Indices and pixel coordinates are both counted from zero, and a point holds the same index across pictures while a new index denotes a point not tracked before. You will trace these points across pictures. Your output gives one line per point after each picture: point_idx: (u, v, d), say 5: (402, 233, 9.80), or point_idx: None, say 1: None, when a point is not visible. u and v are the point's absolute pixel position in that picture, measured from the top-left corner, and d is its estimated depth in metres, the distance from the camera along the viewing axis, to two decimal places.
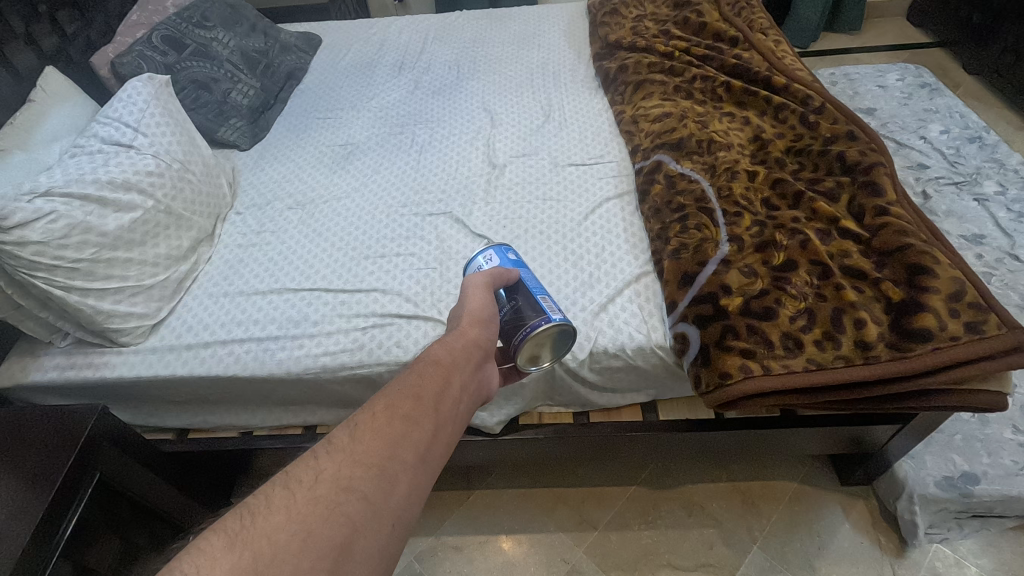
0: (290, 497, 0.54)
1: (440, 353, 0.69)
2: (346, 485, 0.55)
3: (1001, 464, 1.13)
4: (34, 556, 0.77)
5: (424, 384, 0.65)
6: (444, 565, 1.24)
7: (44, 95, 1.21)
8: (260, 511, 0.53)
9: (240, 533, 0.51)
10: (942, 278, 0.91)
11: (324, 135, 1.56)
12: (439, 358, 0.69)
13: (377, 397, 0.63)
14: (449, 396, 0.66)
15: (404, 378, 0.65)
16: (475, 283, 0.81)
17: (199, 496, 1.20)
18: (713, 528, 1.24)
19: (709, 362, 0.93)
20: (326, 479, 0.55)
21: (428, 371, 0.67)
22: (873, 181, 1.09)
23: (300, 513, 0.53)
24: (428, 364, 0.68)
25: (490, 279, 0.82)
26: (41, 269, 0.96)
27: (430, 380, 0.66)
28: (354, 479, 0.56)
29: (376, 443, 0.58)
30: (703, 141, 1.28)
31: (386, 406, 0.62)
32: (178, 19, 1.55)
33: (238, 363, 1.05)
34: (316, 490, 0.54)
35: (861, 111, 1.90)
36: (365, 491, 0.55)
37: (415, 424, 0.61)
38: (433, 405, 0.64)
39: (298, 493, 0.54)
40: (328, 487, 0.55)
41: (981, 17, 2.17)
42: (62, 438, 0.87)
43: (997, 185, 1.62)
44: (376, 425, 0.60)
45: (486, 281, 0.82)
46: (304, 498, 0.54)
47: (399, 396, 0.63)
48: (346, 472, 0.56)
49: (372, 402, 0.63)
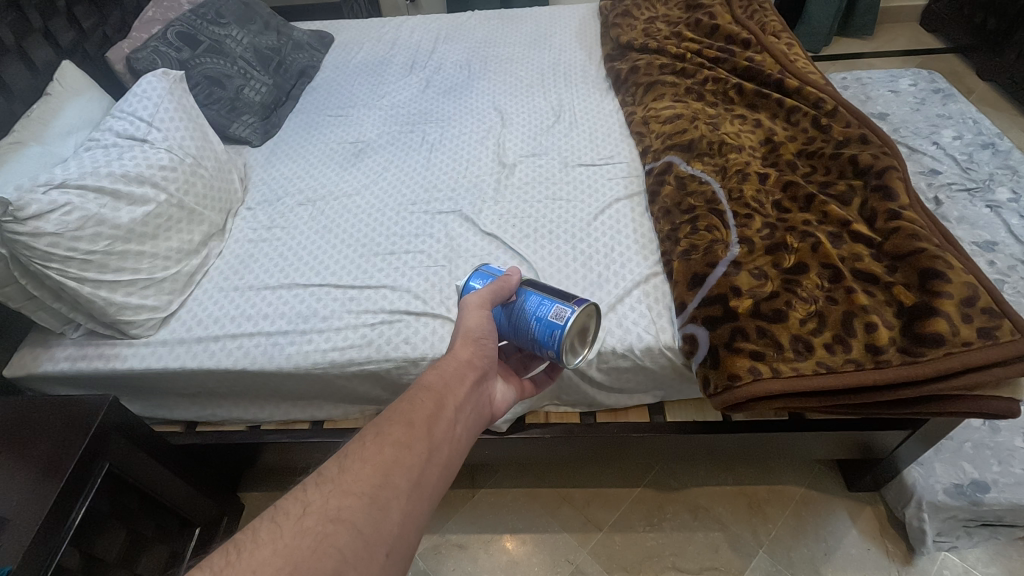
0: (277, 530, 0.54)
1: (433, 376, 0.71)
2: (336, 516, 0.55)
3: (1012, 473, 1.12)
4: (43, 547, 0.77)
5: (416, 409, 0.66)
6: (448, 563, 1.24)
7: (60, 88, 1.23)
8: (255, 549, 0.53)
9: (230, 571, 0.50)
10: (955, 283, 0.90)
11: (336, 133, 1.57)
12: (430, 383, 0.70)
13: (366, 426, 0.64)
14: (442, 419, 0.67)
15: (396, 405, 0.67)
16: (470, 303, 0.79)
17: (207, 488, 1.21)
18: (718, 532, 1.23)
19: (718, 363, 0.92)
20: (314, 510, 0.56)
21: (421, 396, 0.68)
22: (885, 184, 1.09)
23: (287, 546, 0.53)
24: (421, 389, 0.69)
25: (491, 299, 0.79)
26: (56, 260, 0.97)
27: (423, 404, 0.67)
28: (343, 509, 0.56)
29: (366, 471, 0.59)
30: (714, 142, 1.28)
31: (375, 434, 0.63)
32: (193, 15, 1.57)
33: (247, 357, 1.05)
34: (303, 523, 0.55)
35: (873, 115, 1.89)
36: (354, 520, 0.56)
37: (406, 449, 0.62)
38: (426, 428, 0.65)
39: (285, 526, 0.54)
40: (316, 519, 0.55)
41: (996, 23, 2.15)
42: (73, 428, 0.88)
43: (1010, 192, 1.60)
44: (367, 452, 0.61)
45: (483, 295, 0.79)
46: (291, 529, 0.54)
47: (390, 423, 0.64)
48: (336, 503, 0.56)
49: (362, 432, 0.64)
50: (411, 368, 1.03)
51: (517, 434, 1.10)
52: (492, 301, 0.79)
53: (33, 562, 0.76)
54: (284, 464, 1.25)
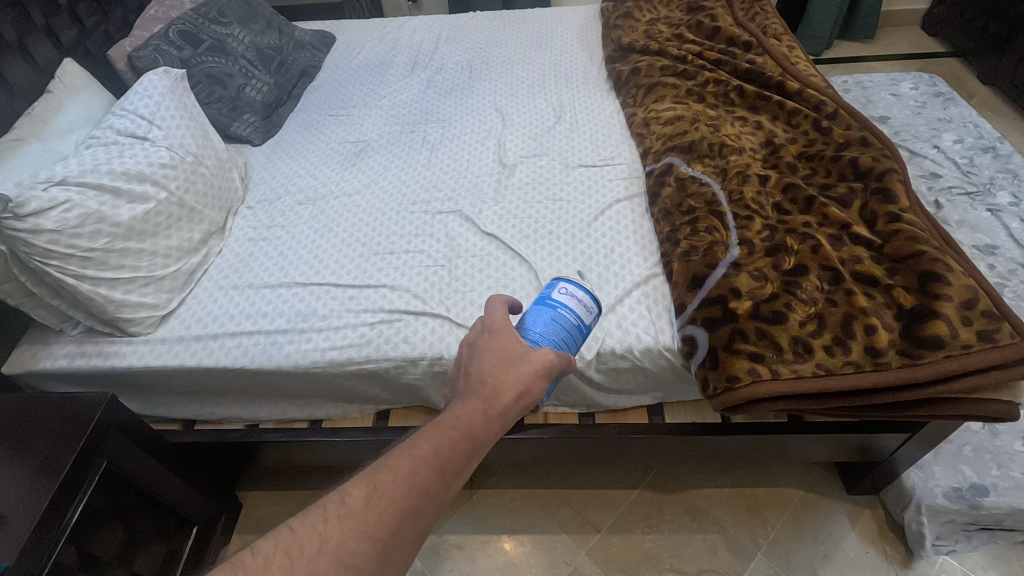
0: (289, 565, 0.55)
1: (478, 423, 0.68)
2: (347, 560, 0.56)
3: (1011, 477, 1.12)
4: (37, 548, 0.77)
5: (451, 457, 0.65)
6: (446, 564, 1.24)
7: (62, 86, 1.23)
8: None
9: None
10: (955, 285, 0.90)
11: (337, 133, 1.57)
12: (473, 429, 0.67)
13: (401, 455, 0.64)
14: (467, 471, 0.66)
15: (434, 442, 0.65)
16: (540, 364, 0.75)
17: (205, 486, 1.21)
18: (717, 534, 1.23)
19: (717, 365, 0.92)
20: (330, 549, 0.57)
21: (460, 442, 0.66)
22: (886, 187, 1.09)
23: None
24: (461, 431, 0.67)
25: (552, 368, 0.77)
26: (55, 256, 0.97)
27: (458, 453, 0.65)
28: (356, 554, 0.57)
29: (387, 515, 0.60)
30: (714, 144, 1.28)
31: (408, 473, 0.62)
32: (195, 15, 1.57)
33: (247, 355, 1.05)
34: (316, 562, 0.55)
35: (874, 119, 1.89)
36: (363, 566, 0.57)
37: (428, 500, 0.62)
38: (451, 478, 0.65)
39: (298, 563, 0.55)
40: (329, 561, 0.56)
41: (998, 27, 2.16)
42: (71, 426, 0.88)
43: (1011, 196, 1.60)
44: (394, 493, 0.61)
45: (551, 362, 0.76)
46: (303, 568, 0.55)
47: (424, 464, 0.63)
48: (351, 545, 0.57)
49: (395, 462, 0.63)
50: (410, 368, 1.03)
51: (516, 435, 1.09)
52: (552, 372, 0.76)
53: (30, 561, 0.76)
54: (283, 463, 1.25)
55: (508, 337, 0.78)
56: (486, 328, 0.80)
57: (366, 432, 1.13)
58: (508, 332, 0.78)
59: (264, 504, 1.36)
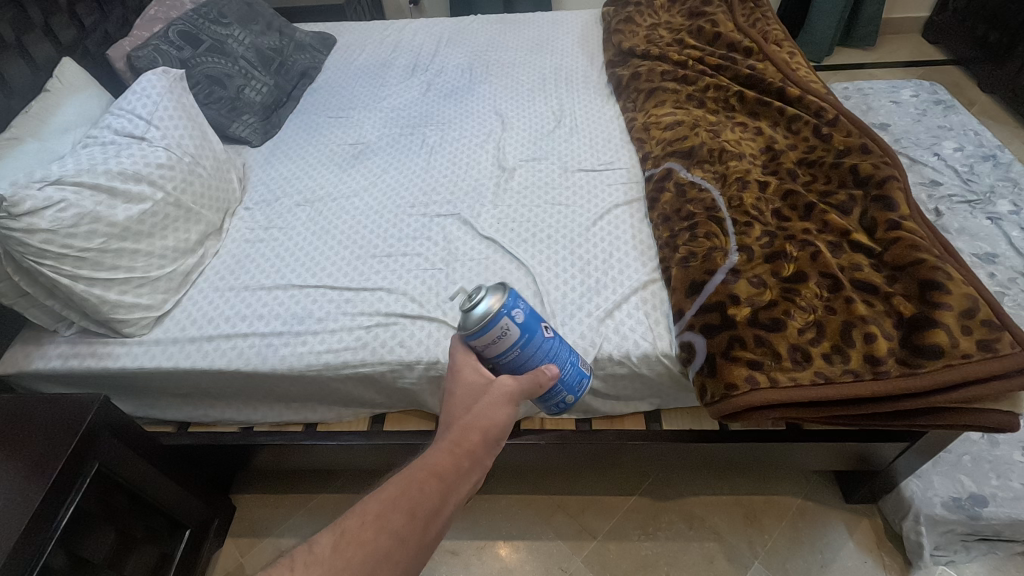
0: None
1: (444, 460, 0.68)
2: None
3: (1011, 487, 1.11)
4: (26, 552, 0.76)
5: (419, 497, 0.65)
6: (441, 569, 1.23)
7: (59, 85, 1.22)
8: None
9: None
10: (955, 294, 0.90)
11: (336, 134, 1.56)
12: (440, 467, 0.68)
13: (371, 501, 0.65)
14: (444, 514, 0.66)
15: (402, 484, 0.66)
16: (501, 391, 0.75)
17: (199, 489, 1.21)
18: (714, 542, 1.22)
19: (714, 372, 0.92)
20: None
21: (427, 482, 0.66)
22: (886, 195, 1.08)
23: None
24: (430, 470, 0.67)
25: (518, 392, 0.76)
26: (49, 256, 0.97)
27: (426, 495, 0.66)
28: None
29: (356, 560, 0.60)
30: (714, 150, 1.27)
31: (377, 515, 0.63)
32: (195, 15, 1.57)
33: (242, 358, 1.05)
34: None
35: (874, 126, 1.88)
36: None
37: (398, 542, 0.62)
38: (424, 521, 0.64)
39: None
40: None
41: (999, 36, 2.16)
42: (63, 428, 0.87)
43: (1011, 205, 1.60)
44: (363, 536, 0.61)
45: (516, 393, 0.76)
46: None
47: (394, 506, 0.64)
48: None
49: (365, 506, 0.65)
50: (406, 372, 1.03)
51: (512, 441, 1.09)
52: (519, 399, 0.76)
53: (19, 561, 0.75)
54: (278, 466, 1.24)
55: (470, 373, 0.77)
56: (451, 369, 0.78)
57: (361, 436, 1.12)
58: (471, 367, 0.78)
59: (259, 507, 1.35)
